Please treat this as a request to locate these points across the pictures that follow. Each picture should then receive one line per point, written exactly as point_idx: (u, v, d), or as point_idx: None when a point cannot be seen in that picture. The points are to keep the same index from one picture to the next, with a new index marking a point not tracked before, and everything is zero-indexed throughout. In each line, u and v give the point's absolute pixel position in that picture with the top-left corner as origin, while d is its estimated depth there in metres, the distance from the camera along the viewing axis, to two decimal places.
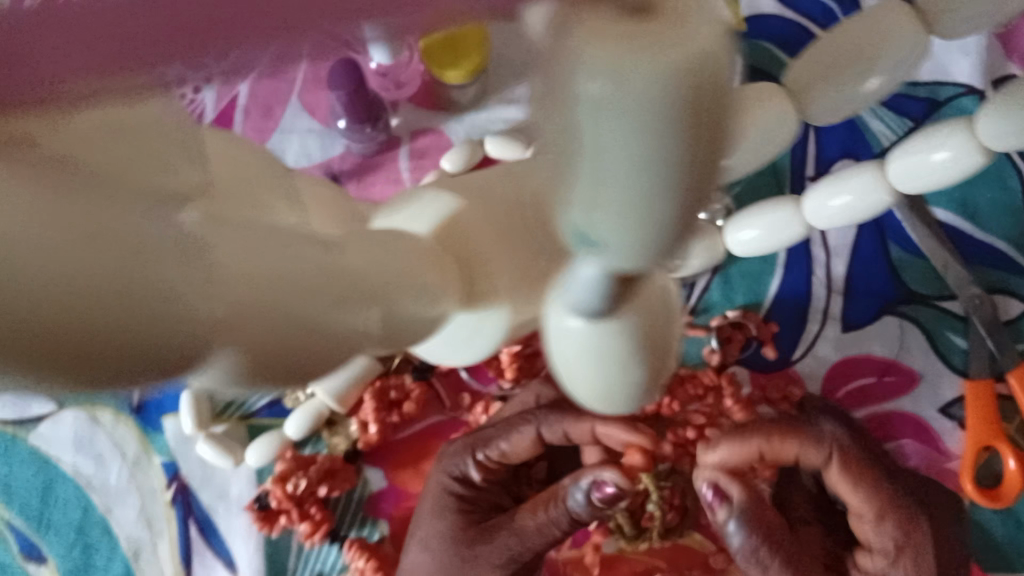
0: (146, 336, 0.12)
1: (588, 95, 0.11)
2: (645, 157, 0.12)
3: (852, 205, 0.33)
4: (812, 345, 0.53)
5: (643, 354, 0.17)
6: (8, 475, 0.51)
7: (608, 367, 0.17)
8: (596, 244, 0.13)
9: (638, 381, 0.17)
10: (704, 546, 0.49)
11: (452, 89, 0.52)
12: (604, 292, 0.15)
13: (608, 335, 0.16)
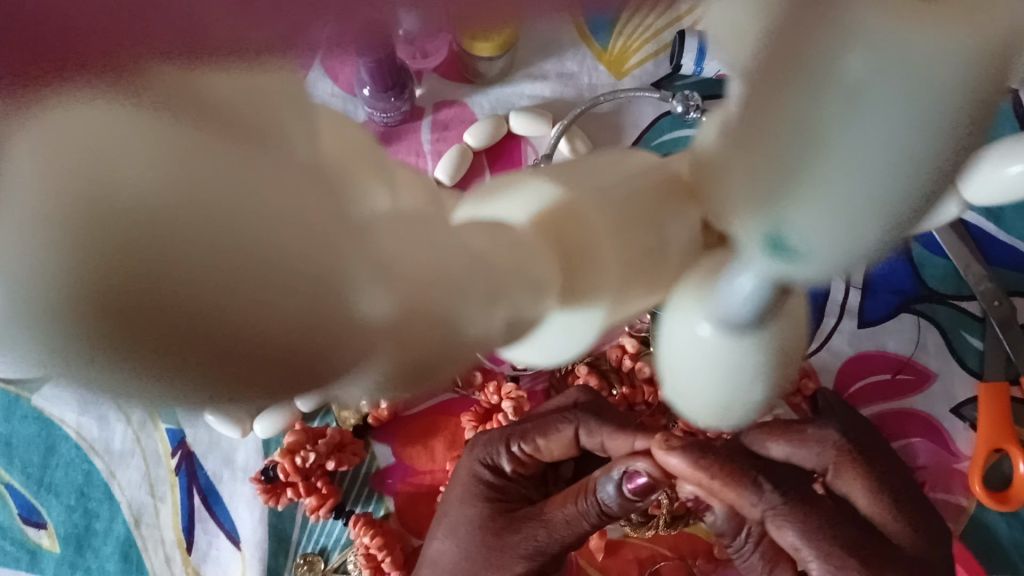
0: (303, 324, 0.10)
1: (851, 71, 0.11)
2: (898, 159, 0.12)
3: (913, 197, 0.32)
4: (829, 340, 0.53)
5: (771, 359, 0.20)
6: (9, 434, 0.51)
7: (739, 377, 0.20)
8: (792, 246, 0.14)
9: (745, 390, 0.21)
10: (710, 536, 0.49)
11: (480, 62, 0.50)
12: (749, 306, 0.18)
13: (736, 348, 0.20)
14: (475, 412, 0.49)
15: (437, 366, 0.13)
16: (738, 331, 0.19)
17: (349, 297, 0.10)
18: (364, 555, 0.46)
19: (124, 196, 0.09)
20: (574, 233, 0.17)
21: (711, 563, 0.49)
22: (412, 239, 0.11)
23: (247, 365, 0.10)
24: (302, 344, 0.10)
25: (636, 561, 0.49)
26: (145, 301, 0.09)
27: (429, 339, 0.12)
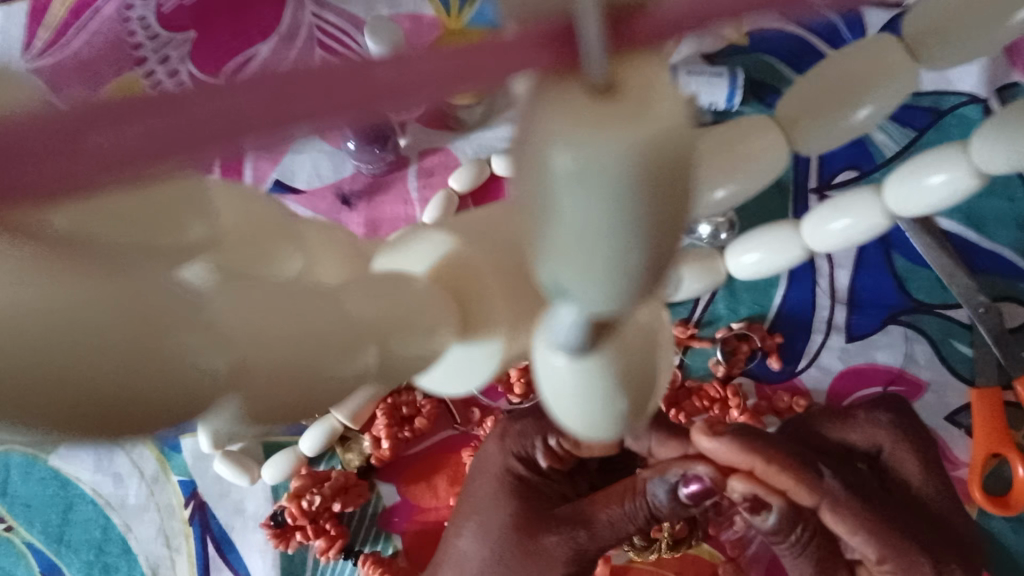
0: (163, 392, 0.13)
1: (557, 164, 0.11)
2: (613, 240, 0.12)
3: (851, 229, 0.33)
4: (817, 357, 0.54)
5: (628, 387, 0.17)
6: (28, 496, 0.52)
7: (600, 406, 0.17)
8: (569, 295, 0.13)
9: (626, 414, 0.17)
10: (714, 557, 0.50)
11: (461, 109, 0.53)
12: (584, 339, 0.15)
13: (595, 372, 0.16)
14: (475, 447, 0.51)
15: (303, 403, 0.16)
16: (591, 354, 0.16)
17: (197, 363, 0.13)
18: None
19: (19, 317, 0.12)
20: (466, 281, 0.21)
21: None
22: (246, 319, 0.14)
23: (135, 418, 0.13)
24: (176, 399, 0.13)
25: None
26: (54, 384, 0.12)
27: (289, 382, 0.15)
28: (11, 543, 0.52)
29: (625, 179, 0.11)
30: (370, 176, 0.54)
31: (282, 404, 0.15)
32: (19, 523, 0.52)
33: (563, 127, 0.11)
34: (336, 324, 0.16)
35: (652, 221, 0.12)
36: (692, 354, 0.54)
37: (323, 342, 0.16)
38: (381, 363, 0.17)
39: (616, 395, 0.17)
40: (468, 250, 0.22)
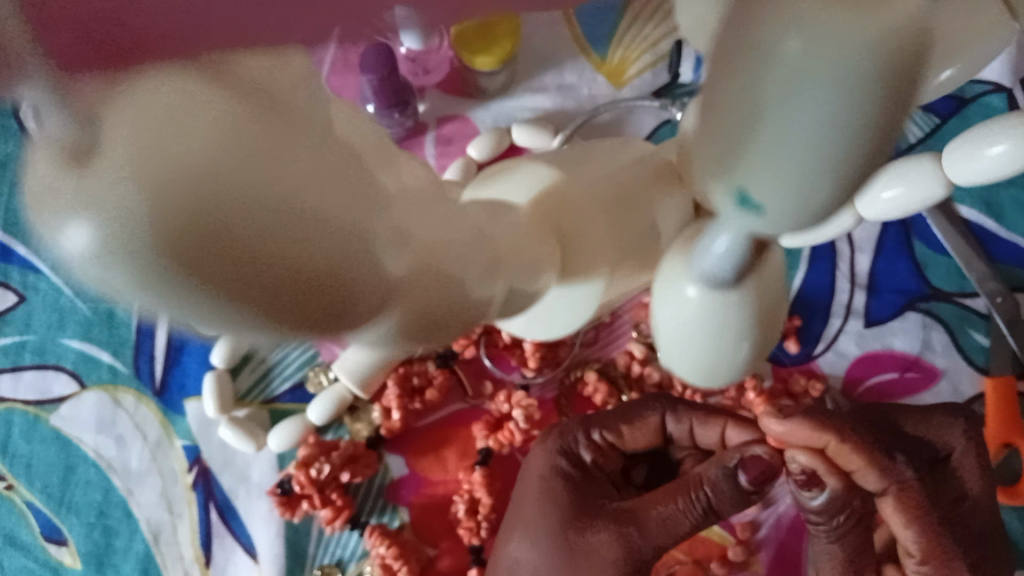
0: (331, 279, 0.13)
1: (787, 52, 0.12)
2: (821, 149, 0.13)
3: (904, 197, 0.26)
4: (834, 342, 0.53)
5: (752, 321, 0.20)
6: (29, 455, 0.50)
7: (722, 334, 0.20)
8: (756, 208, 0.15)
9: (743, 352, 0.21)
10: (724, 539, 0.50)
11: (481, 77, 0.52)
12: (736, 267, 0.18)
13: (731, 303, 0.19)
14: (486, 421, 0.50)
15: (446, 322, 0.16)
16: (728, 286, 0.19)
17: (370, 254, 0.13)
18: (381, 565, 0.47)
19: (179, 156, 0.10)
20: (563, 219, 0.23)
21: (726, 566, 0.49)
22: (419, 216, 0.15)
23: (289, 297, 0.12)
24: (327, 284, 0.12)
25: None
26: (210, 244, 0.11)
27: (430, 294, 0.15)
28: (11, 502, 0.50)
29: (859, 81, 0.12)
30: None
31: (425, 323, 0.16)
32: (20, 483, 0.50)
33: (804, 14, 0.12)
34: (476, 256, 0.17)
35: (869, 123, 0.13)
36: None
37: (465, 261, 0.17)
38: (509, 295, 0.19)
39: (734, 328, 0.20)
40: (571, 197, 0.24)
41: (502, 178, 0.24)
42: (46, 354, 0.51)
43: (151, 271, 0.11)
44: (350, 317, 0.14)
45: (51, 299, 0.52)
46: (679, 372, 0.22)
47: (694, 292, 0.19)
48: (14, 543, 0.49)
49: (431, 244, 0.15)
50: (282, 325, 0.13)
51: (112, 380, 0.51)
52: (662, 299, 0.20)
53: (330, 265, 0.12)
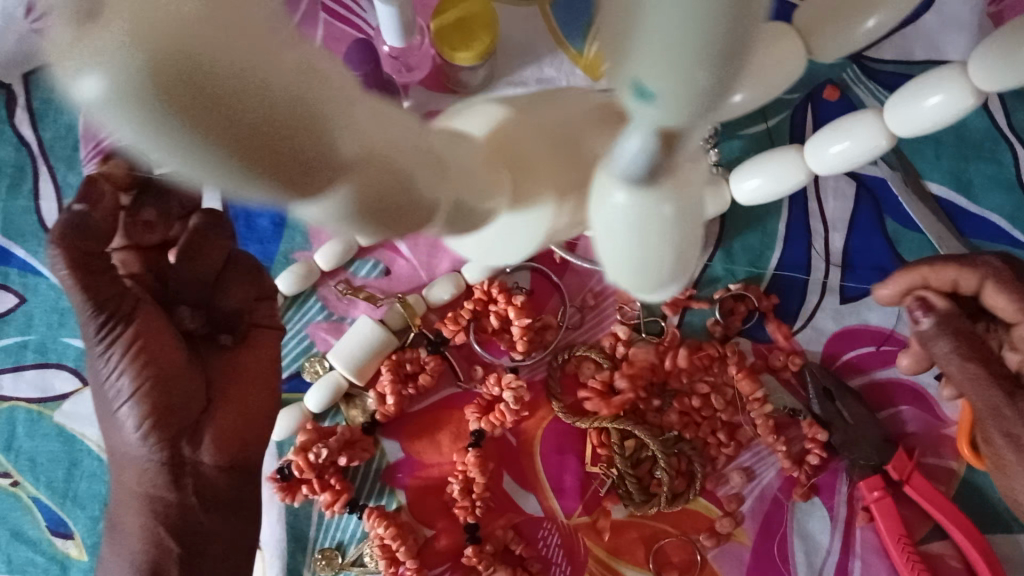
0: (287, 140, 0.15)
1: None
2: (696, 38, 0.13)
3: (849, 151, 0.33)
4: (812, 319, 0.54)
5: (674, 240, 0.18)
6: (33, 451, 0.51)
7: (647, 248, 0.18)
8: (650, 96, 0.14)
9: (667, 264, 0.19)
10: (711, 512, 0.52)
11: (462, 72, 0.53)
12: (648, 166, 0.17)
13: (658, 205, 0.18)
14: (478, 404, 0.52)
15: (398, 203, 0.19)
16: (651, 184, 0.17)
17: (322, 129, 0.16)
18: (380, 546, 0.49)
19: (165, 17, 0.13)
20: (512, 147, 0.24)
21: (714, 537, 0.51)
22: (374, 117, 0.18)
23: (245, 143, 0.14)
24: (280, 140, 0.15)
25: (642, 541, 0.51)
26: (181, 86, 0.13)
27: (387, 177, 0.18)
28: (16, 498, 0.51)
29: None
30: None
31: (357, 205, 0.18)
32: (25, 479, 0.51)
33: None
34: (420, 161, 0.19)
35: (725, 31, 0.13)
36: (690, 314, 0.54)
37: (413, 161, 0.19)
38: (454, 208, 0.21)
39: (655, 248, 0.19)
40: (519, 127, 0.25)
41: (464, 112, 0.26)
42: (47, 352, 0.52)
43: (135, 100, 0.13)
44: (303, 175, 0.16)
45: (52, 299, 0.53)
46: (615, 282, 0.20)
47: (615, 205, 0.18)
48: (21, 537, 0.50)
49: (386, 138, 0.18)
50: (240, 174, 0.15)
51: None
52: (596, 211, 0.19)
53: (288, 126, 0.15)
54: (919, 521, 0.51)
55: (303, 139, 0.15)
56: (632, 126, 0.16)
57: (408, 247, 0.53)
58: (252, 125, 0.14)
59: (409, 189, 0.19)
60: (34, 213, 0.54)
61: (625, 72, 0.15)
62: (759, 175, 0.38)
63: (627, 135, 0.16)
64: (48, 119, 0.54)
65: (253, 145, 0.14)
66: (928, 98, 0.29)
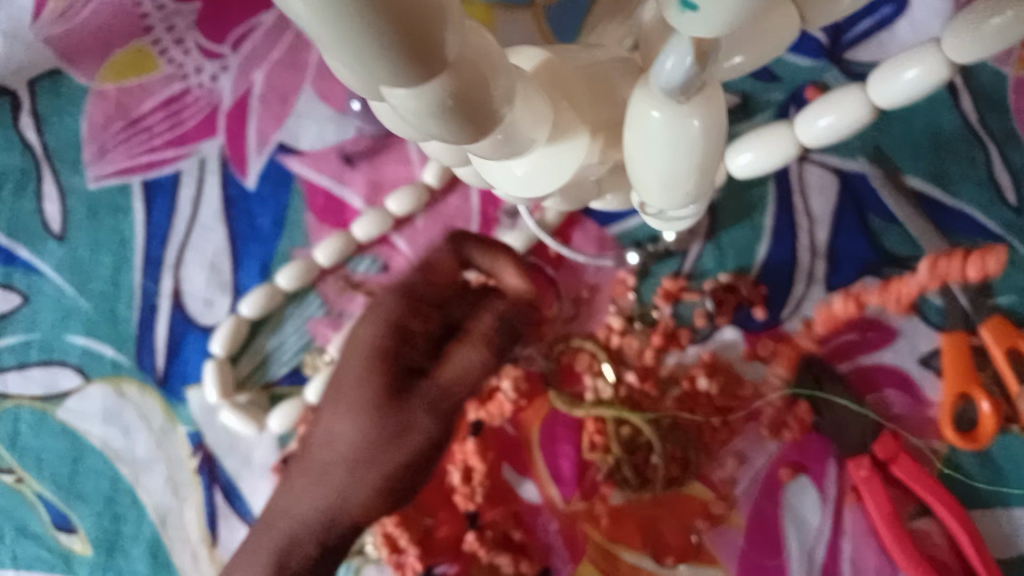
0: (425, 37, 0.17)
1: None
2: None
3: (834, 124, 0.34)
4: (799, 306, 0.55)
5: (698, 154, 0.23)
6: (38, 449, 0.52)
7: (679, 155, 0.23)
8: (693, 8, 0.17)
9: (694, 170, 0.24)
10: (704, 496, 0.53)
11: None
12: (686, 85, 0.21)
13: (689, 118, 0.22)
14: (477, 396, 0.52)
15: (483, 117, 0.21)
16: (684, 102, 0.22)
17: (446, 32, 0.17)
18: (383, 535, 0.51)
19: None
20: (560, 82, 0.27)
21: (709, 521, 0.52)
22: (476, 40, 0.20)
23: (401, 26, 0.16)
24: (422, 32, 0.17)
25: (639, 526, 0.52)
26: None
27: (480, 94, 0.20)
28: (22, 495, 0.52)
29: None
30: (373, 138, 0.55)
31: (461, 110, 0.20)
32: (30, 475, 0.52)
33: None
34: (503, 73, 0.21)
35: None
36: (682, 305, 0.55)
37: (498, 81, 0.21)
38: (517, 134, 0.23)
39: (688, 155, 0.23)
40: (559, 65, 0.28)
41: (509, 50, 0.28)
42: (51, 350, 0.53)
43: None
44: (427, 74, 0.18)
45: (55, 298, 0.54)
46: (644, 187, 0.26)
47: (656, 116, 0.22)
48: (26, 532, 0.51)
49: (483, 55, 0.20)
50: (389, 62, 0.17)
51: (115, 372, 0.53)
52: (633, 121, 0.23)
53: (428, 20, 0.17)
54: (906, 502, 0.51)
55: (435, 37, 0.17)
56: (672, 44, 0.20)
57: (406, 243, 0.55)
58: (403, 15, 0.16)
59: (494, 99, 0.21)
60: (38, 214, 0.55)
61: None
62: (752, 149, 0.38)
63: (664, 64, 0.20)
64: (53, 124, 0.57)
65: (401, 33, 0.16)
66: (904, 70, 0.29)
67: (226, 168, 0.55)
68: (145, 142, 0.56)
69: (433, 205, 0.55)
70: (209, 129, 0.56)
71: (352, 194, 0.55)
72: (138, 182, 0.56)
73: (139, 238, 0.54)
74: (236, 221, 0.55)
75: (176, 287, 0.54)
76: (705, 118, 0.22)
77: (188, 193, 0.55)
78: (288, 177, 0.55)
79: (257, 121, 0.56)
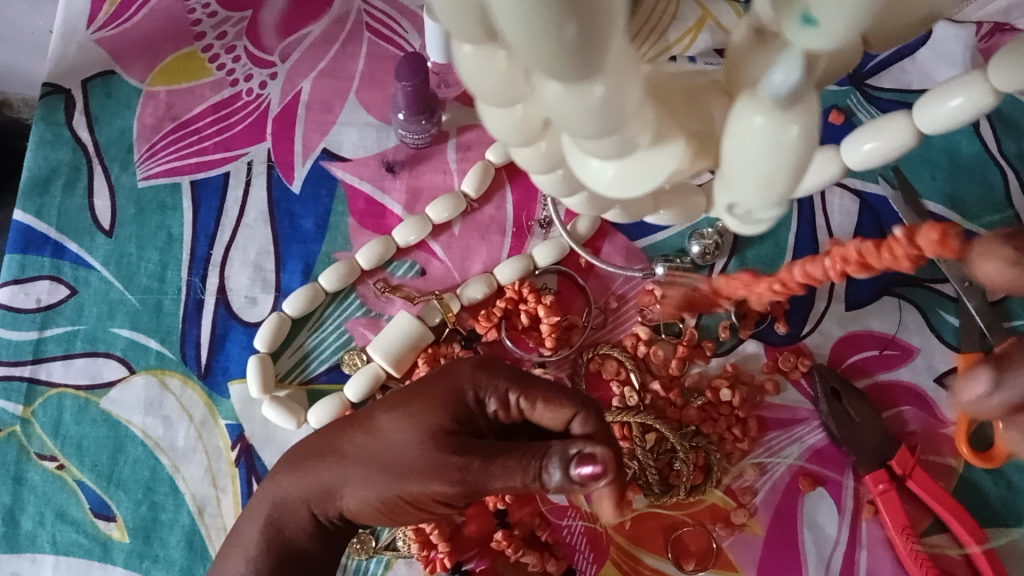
0: (592, 39, 0.18)
1: None
2: None
3: (879, 148, 0.34)
4: (818, 323, 0.57)
5: (791, 170, 0.22)
6: (79, 436, 0.54)
7: (775, 171, 0.22)
8: (815, 24, 0.18)
9: (778, 189, 0.23)
10: (727, 504, 0.54)
11: None
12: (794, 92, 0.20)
13: (790, 125, 0.21)
14: None
15: (614, 124, 0.21)
16: (790, 107, 0.20)
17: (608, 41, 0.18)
18: (414, 530, 0.52)
19: None
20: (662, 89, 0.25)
21: (729, 528, 0.54)
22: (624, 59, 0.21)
23: (584, 26, 0.17)
24: (593, 37, 0.18)
25: (661, 529, 0.54)
26: None
27: (617, 105, 0.20)
28: (62, 481, 0.53)
29: None
30: (414, 147, 0.58)
31: (601, 112, 0.20)
32: (70, 462, 0.53)
33: None
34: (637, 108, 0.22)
35: None
36: (705, 317, 0.57)
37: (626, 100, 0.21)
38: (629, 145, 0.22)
39: (783, 174, 0.22)
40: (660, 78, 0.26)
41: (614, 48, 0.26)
42: (97, 342, 0.55)
43: None
44: (585, 67, 0.18)
45: (102, 292, 0.56)
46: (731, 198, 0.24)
47: (755, 124, 0.21)
48: (65, 518, 0.52)
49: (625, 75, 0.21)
50: (559, 52, 0.18)
51: (159, 364, 0.54)
52: (732, 135, 0.22)
53: (601, 29, 0.18)
54: (920, 515, 0.53)
55: (602, 43, 0.18)
56: (784, 54, 0.19)
57: (443, 250, 0.57)
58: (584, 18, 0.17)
59: (627, 108, 0.21)
60: (88, 210, 0.57)
61: (798, 4, 0.18)
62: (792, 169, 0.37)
63: (773, 75, 0.20)
64: (105, 124, 0.59)
65: (577, 28, 0.17)
66: (950, 98, 0.30)
67: (272, 171, 0.57)
68: (194, 144, 0.58)
69: (469, 214, 0.57)
70: (258, 135, 0.58)
71: (392, 201, 0.57)
72: (187, 181, 0.58)
73: (186, 235, 0.57)
74: (280, 223, 0.57)
75: (221, 284, 0.56)
76: (809, 133, 0.21)
77: (235, 194, 0.57)
78: (330, 182, 0.57)
79: (302, 128, 0.59)
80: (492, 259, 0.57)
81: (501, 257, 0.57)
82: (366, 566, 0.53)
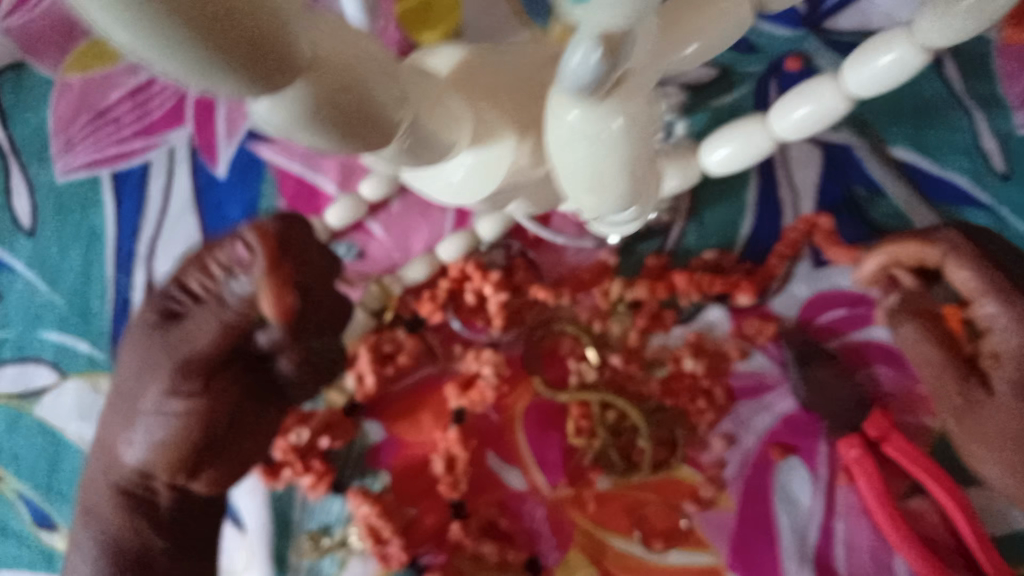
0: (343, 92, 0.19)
1: None
2: None
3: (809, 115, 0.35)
4: (787, 283, 0.54)
5: (624, 157, 0.24)
6: (14, 447, 0.52)
7: (608, 159, 0.24)
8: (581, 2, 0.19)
9: (621, 179, 0.24)
10: (693, 478, 0.52)
11: None
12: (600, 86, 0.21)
13: (610, 118, 0.22)
14: (457, 381, 0.52)
15: (424, 147, 0.25)
16: (603, 103, 0.22)
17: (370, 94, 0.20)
18: (366, 525, 0.50)
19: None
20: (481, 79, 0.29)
21: (698, 504, 0.51)
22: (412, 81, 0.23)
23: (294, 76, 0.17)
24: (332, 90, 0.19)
25: (626, 510, 0.51)
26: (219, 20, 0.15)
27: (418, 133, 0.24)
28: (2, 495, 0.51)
29: None
30: None
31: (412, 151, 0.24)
32: (8, 474, 0.52)
33: None
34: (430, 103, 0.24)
35: None
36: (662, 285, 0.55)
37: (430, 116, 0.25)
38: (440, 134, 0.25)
39: (617, 161, 0.24)
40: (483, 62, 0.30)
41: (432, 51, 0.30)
42: (26, 348, 0.53)
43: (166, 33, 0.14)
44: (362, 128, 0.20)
45: (27, 295, 0.54)
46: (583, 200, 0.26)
47: (578, 125, 0.23)
48: (8, 532, 0.51)
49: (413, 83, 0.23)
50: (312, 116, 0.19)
51: (90, 367, 0.52)
52: (560, 138, 0.23)
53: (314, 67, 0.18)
54: (898, 479, 0.50)
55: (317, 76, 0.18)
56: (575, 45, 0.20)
57: (382, 228, 0.54)
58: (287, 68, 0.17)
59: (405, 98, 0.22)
60: (8, 211, 0.55)
61: None
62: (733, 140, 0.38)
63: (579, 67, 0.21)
64: (20, 121, 0.56)
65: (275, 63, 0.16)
66: (880, 56, 0.30)
67: (196, 157, 0.54)
68: (113, 134, 0.55)
69: (407, 189, 0.54)
70: (177, 120, 0.55)
71: (325, 179, 0.54)
72: (107, 174, 0.55)
73: (109, 230, 0.54)
74: (207, 211, 0.53)
75: (149, 279, 0.53)
76: (631, 120, 0.23)
77: (157, 183, 0.54)
78: (258, 164, 0.54)
79: (226, 109, 0.55)
80: (434, 236, 0.54)
81: (444, 233, 0.54)
82: (319, 566, 0.50)
